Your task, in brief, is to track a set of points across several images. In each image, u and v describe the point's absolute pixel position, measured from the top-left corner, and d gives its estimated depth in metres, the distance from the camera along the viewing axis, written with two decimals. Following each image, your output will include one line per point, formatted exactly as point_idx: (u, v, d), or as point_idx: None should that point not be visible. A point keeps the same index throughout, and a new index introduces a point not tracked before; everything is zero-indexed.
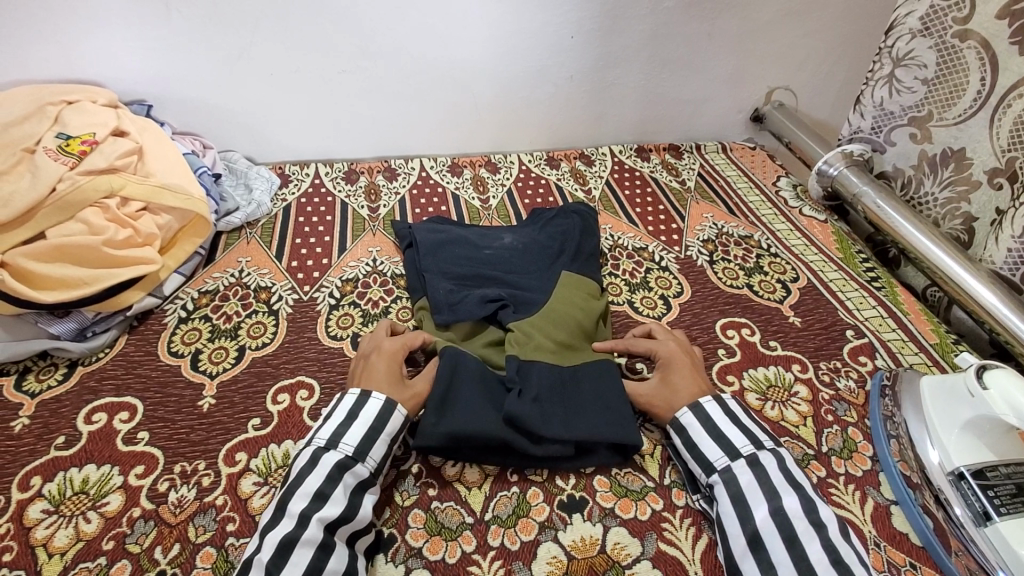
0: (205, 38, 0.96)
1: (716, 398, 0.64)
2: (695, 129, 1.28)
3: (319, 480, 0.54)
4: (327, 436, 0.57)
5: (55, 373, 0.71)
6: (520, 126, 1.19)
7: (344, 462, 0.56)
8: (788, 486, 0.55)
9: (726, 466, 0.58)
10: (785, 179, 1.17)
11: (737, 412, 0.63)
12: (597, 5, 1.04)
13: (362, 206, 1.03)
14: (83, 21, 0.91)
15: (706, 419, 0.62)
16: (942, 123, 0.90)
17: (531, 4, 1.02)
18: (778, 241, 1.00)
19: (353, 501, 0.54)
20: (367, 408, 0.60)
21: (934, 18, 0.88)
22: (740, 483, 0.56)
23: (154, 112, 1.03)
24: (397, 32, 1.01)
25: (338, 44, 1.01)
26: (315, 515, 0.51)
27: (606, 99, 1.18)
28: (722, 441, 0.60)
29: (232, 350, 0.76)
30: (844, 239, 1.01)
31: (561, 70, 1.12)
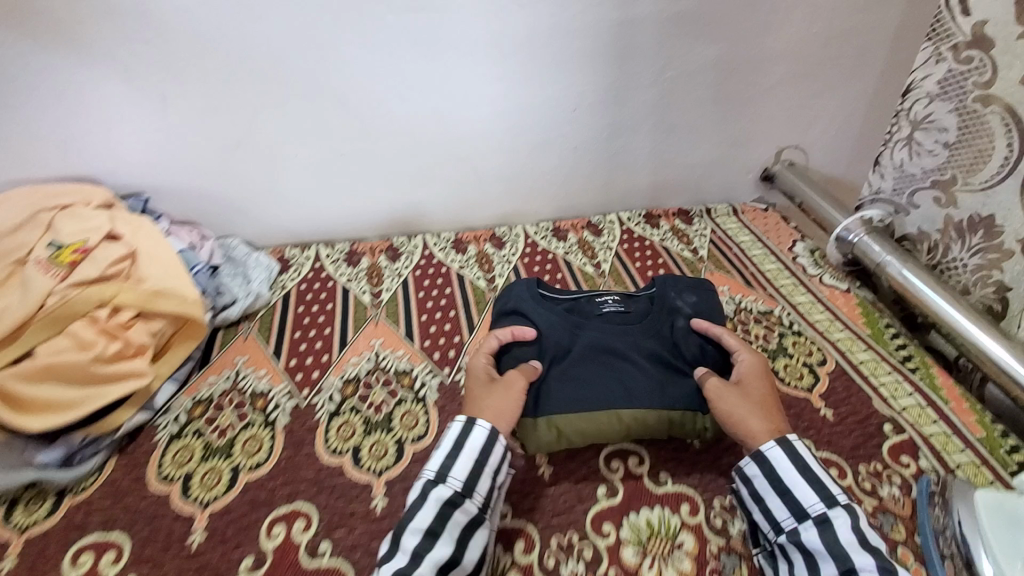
0: (208, 124, 0.95)
1: (783, 440, 0.65)
2: (705, 192, 1.24)
3: (430, 519, 0.59)
4: (435, 470, 0.63)
5: (43, 504, 0.67)
6: (526, 197, 1.17)
7: (453, 497, 0.61)
8: (863, 548, 0.57)
9: (793, 528, 0.61)
10: (802, 244, 1.12)
11: (804, 456, 0.63)
12: (600, 79, 1.02)
13: (364, 292, 1.00)
14: (85, 120, 0.91)
15: (773, 474, 0.63)
16: (967, 189, 0.92)
17: (534, 80, 1.00)
18: (801, 316, 0.95)
19: (461, 541, 0.59)
20: (472, 437, 0.65)
21: (953, 83, 0.89)
22: (810, 547, 0.59)
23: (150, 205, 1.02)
24: (401, 110, 1.00)
25: (340, 123, 0.99)
26: (433, 549, 0.57)
27: (614, 167, 1.15)
28: (789, 501, 0.62)
29: (225, 471, 0.71)
30: (861, 308, 0.97)
31: (566, 141, 1.09)
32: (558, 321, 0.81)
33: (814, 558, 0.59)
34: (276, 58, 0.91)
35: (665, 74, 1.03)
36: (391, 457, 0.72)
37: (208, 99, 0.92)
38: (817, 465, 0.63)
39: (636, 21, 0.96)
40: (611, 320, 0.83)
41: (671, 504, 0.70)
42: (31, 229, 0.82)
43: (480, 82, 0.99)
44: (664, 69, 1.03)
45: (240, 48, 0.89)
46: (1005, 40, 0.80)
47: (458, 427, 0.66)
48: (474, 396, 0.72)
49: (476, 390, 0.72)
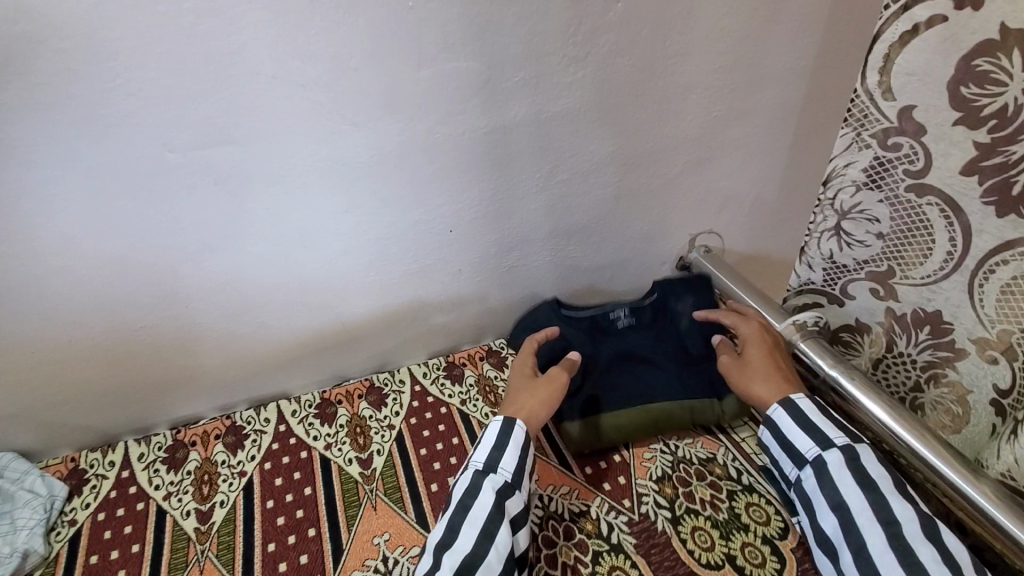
0: None
1: (786, 401, 0.73)
2: (622, 292, 1.08)
3: (485, 504, 0.65)
4: (484, 462, 0.69)
5: None
6: (410, 333, 0.95)
7: (502, 485, 0.66)
8: (856, 488, 0.64)
9: (797, 475, 0.69)
10: None
11: (806, 411, 0.71)
12: (470, 197, 0.83)
13: (188, 512, 0.74)
14: None
15: (777, 430, 0.72)
16: (907, 282, 0.75)
17: (387, 207, 0.80)
18: (748, 462, 0.80)
19: (511, 529, 0.64)
20: (517, 430, 0.72)
21: (882, 170, 0.72)
22: (809, 490, 0.67)
23: None
24: (230, 262, 0.77)
25: (144, 289, 0.75)
26: (490, 537, 0.62)
27: (509, 284, 0.96)
28: (792, 450, 0.70)
29: None
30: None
31: (444, 267, 0.89)
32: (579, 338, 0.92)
33: (815, 501, 0.67)
34: (18, 230, 0.66)
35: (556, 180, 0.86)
36: None
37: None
38: (818, 416, 0.70)
39: (507, 126, 0.79)
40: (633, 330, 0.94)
41: None
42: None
43: (316, 218, 0.78)
44: (546, 176, 0.85)
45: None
46: (939, 127, 0.64)
47: (502, 422, 0.73)
48: (515, 392, 0.80)
49: (517, 387, 0.81)
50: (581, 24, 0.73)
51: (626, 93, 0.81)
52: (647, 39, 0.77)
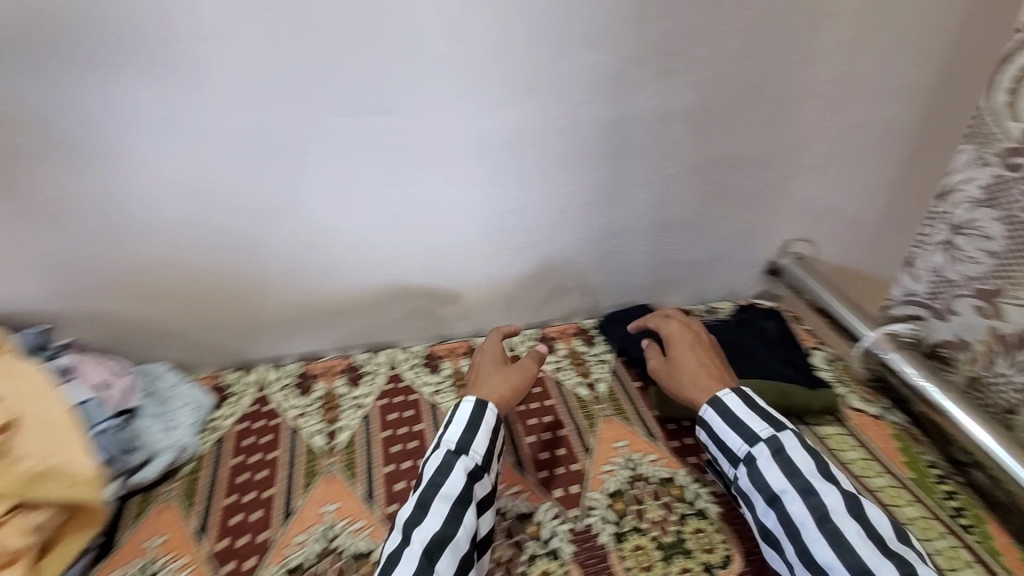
0: (132, 234, 0.81)
1: (712, 402, 0.75)
2: (706, 289, 1.11)
3: (459, 481, 0.66)
4: (455, 442, 0.70)
5: None
6: (511, 304, 1.02)
7: (473, 467, 0.68)
8: (791, 484, 0.65)
9: (737, 467, 0.71)
10: (817, 352, 1.02)
11: (736, 410, 0.73)
12: (588, 179, 0.90)
13: (316, 434, 0.84)
14: None
15: (716, 423, 0.74)
16: (1017, 302, 0.75)
17: (515, 181, 0.88)
18: (833, 456, 0.84)
19: (465, 507, 0.65)
20: (478, 413, 0.73)
21: (1002, 188, 0.75)
22: (745, 486, 0.69)
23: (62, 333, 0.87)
24: (368, 214, 0.87)
25: (296, 228, 0.86)
26: (462, 518, 0.64)
27: (608, 267, 1.02)
28: (726, 448, 0.73)
29: None
30: (886, 432, 0.89)
31: (553, 244, 0.97)
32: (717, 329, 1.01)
33: (758, 500, 0.68)
34: (214, 164, 0.78)
35: (658, 171, 0.92)
36: None
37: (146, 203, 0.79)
38: (743, 412, 0.73)
39: (631, 117, 0.85)
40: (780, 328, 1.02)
41: None
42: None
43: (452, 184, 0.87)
44: (660, 167, 0.92)
45: (180, 150, 0.76)
46: None
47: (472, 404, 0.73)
48: (481, 376, 0.82)
49: (486, 372, 0.82)
50: (709, 28, 0.80)
51: (744, 93, 0.87)
52: (770, 45, 0.83)
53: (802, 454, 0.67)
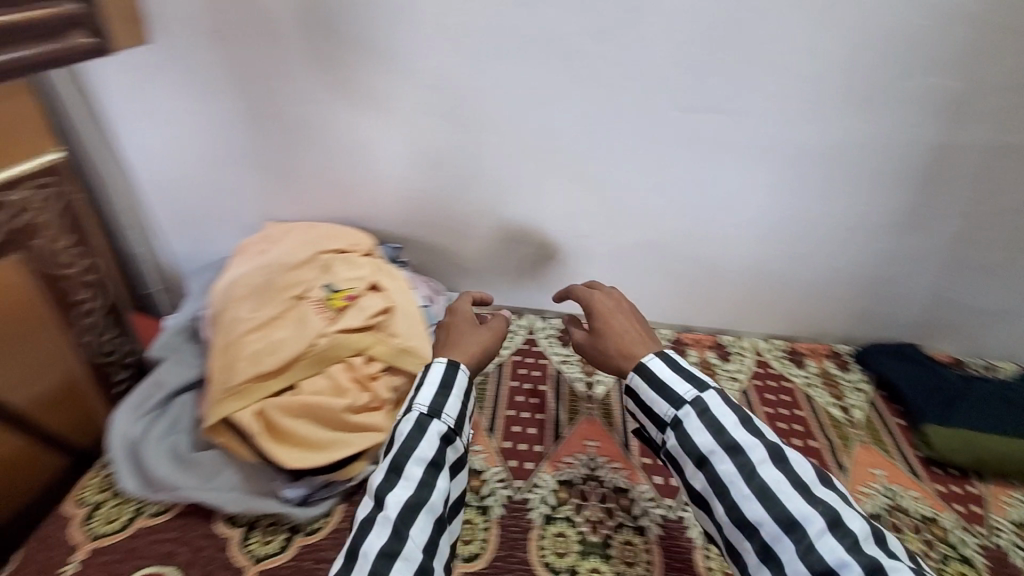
0: (248, 158, 0.97)
1: (637, 368, 0.64)
2: (746, 318, 1.08)
3: (432, 449, 0.59)
4: (427, 404, 0.61)
5: (87, 487, 0.77)
6: (544, 286, 1.07)
7: (448, 432, 0.60)
8: (710, 435, 0.57)
9: (675, 419, 0.59)
10: (857, 408, 0.95)
11: (671, 368, 0.62)
12: (639, 170, 0.92)
13: None
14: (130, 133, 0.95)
15: (652, 376, 0.62)
16: None
17: (567, 165, 0.92)
18: (893, 485, 0.83)
19: (427, 480, 0.57)
20: (434, 371, 0.64)
21: None
22: (693, 447, 0.57)
23: (177, 223, 1.06)
24: (569, 193, 0.95)
25: (476, 195, 0.97)
26: (434, 482, 0.57)
27: (644, 268, 1.04)
28: (666, 392, 0.61)
29: (129, 509, 0.74)
30: (941, 516, 0.79)
31: (595, 232, 0.99)
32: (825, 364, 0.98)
33: (705, 468, 0.56)
34: (321, 112, 0.90)
35: (831, 192, 0.91)
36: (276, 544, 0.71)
37: (385, 147, 0.93)
38: (666, 374, 0.62)
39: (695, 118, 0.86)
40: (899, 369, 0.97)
41: None
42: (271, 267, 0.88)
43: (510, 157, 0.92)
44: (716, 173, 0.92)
45: (553, 118, 0.87)
46: None
47: (445, 363, 0.65)
48: (455, 338, 0.71)
49: (457, 336, 0.71)
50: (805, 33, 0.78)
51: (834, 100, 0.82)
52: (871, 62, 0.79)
53: (727, 410, 0.57)
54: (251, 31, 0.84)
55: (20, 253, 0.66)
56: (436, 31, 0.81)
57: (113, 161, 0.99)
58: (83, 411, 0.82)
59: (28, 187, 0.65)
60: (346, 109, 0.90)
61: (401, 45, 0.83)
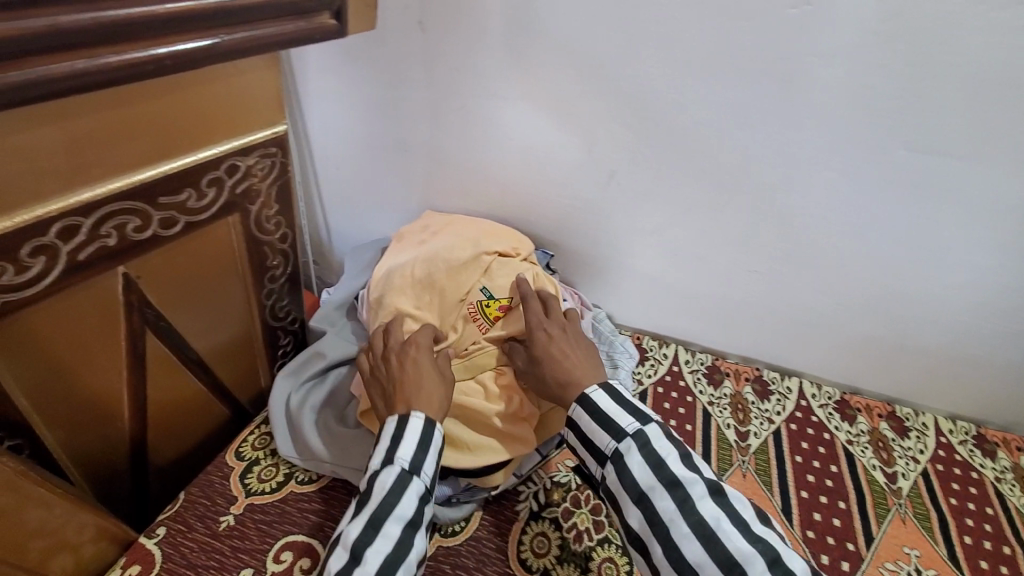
0: (427, 148, 0.98)
1: (580, 399, 0.67)
2: (925, 390, 0.96)
3: (411, 506, 0.60)
4: (409, 460, 0.63)
5: (249, 441, 0.81)
6: (695, 315, 1.03)
7: (424, 490, 0.63)
8: (664, 487, 0.57)
9: (614, 453, 0.62)
10: None
11: (607, 406, 0.66)
12: (842, 214, 0.83)
13: None
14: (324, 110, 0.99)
15: (592, 411, 0.65)
16: None
17: (759, 197, 0.85)
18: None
19: (407, 538, 0.58)
20: (407, 428, 0.65)
21: None
22: (628, 481, 0.59)
23: (346, 199, 1.10)
24: (752, 225, 0.88)
25: (649, 215, 0.93)
26: (411, 541, 0.59)
27: (814, 319, 0.95)
28: (609, 428, 0.63)
29: (282, 472, 0.77)
30: None
31: (769, 270, 0.92)
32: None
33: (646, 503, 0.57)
34: (508, 112, 0.89)
35: None
36: None
37: (565, 153, 0.91)
38: (611, 408, 0.65)
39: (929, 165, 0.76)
40: None
41: None
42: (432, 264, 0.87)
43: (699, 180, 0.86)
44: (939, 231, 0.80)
45: (758, 146, 0.81)
46: None
47: (394, 422, 0.66)
48: (424, 370, 0.72)
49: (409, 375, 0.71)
50: None
51: None
52: None
53: (667, 444, 0.61)
54: (456, 24, 0.83)
55: (236, 214, 0.70)
56: (655, 42, 0.76)
57: (301, 135, 1.04)
58: (248, 365, 0.87)
59: (258, 154, 0.69)
60: (534, 110, 0.88)
61: (613, 53, 0.79)
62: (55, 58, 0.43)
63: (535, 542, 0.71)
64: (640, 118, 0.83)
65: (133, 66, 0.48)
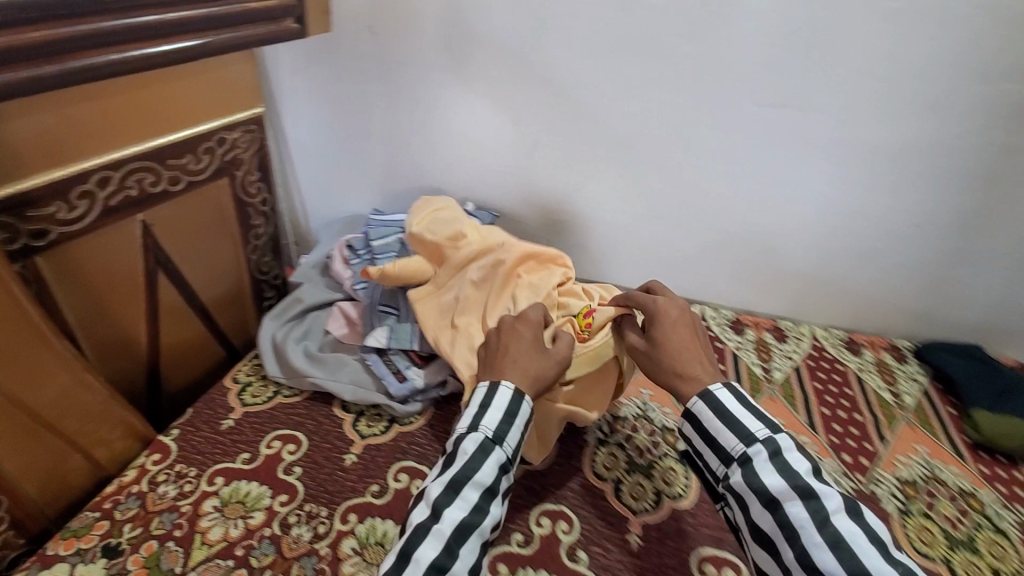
0: (383, 130, 1.18)
1: (704, 395, 0.65)
2: (808, 308, 1.14)
3: (491, 475, 0.62)
4: (493, 430, 0.65)
5: (242, 369, 0.99)
6: (615, 261, 1.21)
7: (504, 462, 0.64)
8: (773, 473, 0.58)
9: (742, 454, 0.61)
10: (914, 391, 0.98)
11: (727, 403, 0.64)
12: (714, 159, 1.02)
13: None
14: (298, 106, 1.20)
15: (717, 407, 0.64)
16: None
17: (648, 150, 1.05)
18: (962, 481, 0.83)
19: (478, 507, 0.60)
20: (494, 398, 0.67)
21: None
22: (762, 480, 0.58)
23: (319, 182, 1.30)
24: (649, 174, 1.07)
25: (566, 173, 1.12)
26: (489, 508, 0.61)
27: (709, 254, 1.13)
28: (735, 427, 0.62)
29: (271, 389, 0.95)
30: (978, 492, 0.81)
31: (667, 215, 1.11)
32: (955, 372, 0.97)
33: (776, 507, 0.56)
34: (447, 93, 1.09)
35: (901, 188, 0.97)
36: (379, 428, 0.89)
37: (494, 126, 1.10)
38: (738, 409, 0.63)
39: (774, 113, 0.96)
40: None
41: None
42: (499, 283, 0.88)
43: (602, 140, 1.06)
44: (791, 168, 1.00)
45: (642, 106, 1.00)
46: None
47: (485, 388, 0.68)
48: (509, 350, 0.73)
49: (515, 352, 0.72)
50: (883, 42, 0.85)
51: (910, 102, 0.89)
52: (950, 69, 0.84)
53: (799, 456, 0.59)
54: (400, 27, 1.04)
55: (226, 177, 0.91)
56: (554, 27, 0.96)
57: (280, 130, 1.24)
58: (239, 314, 1.06)
59: (241, 130, 0.90)
60: (465, 90, 1.08)
61: (523, 40, 0.99)
62: (99, 52, 0.63)
63: None
64: (549, 90, 1.03)
65: (150, 58, 0.69)
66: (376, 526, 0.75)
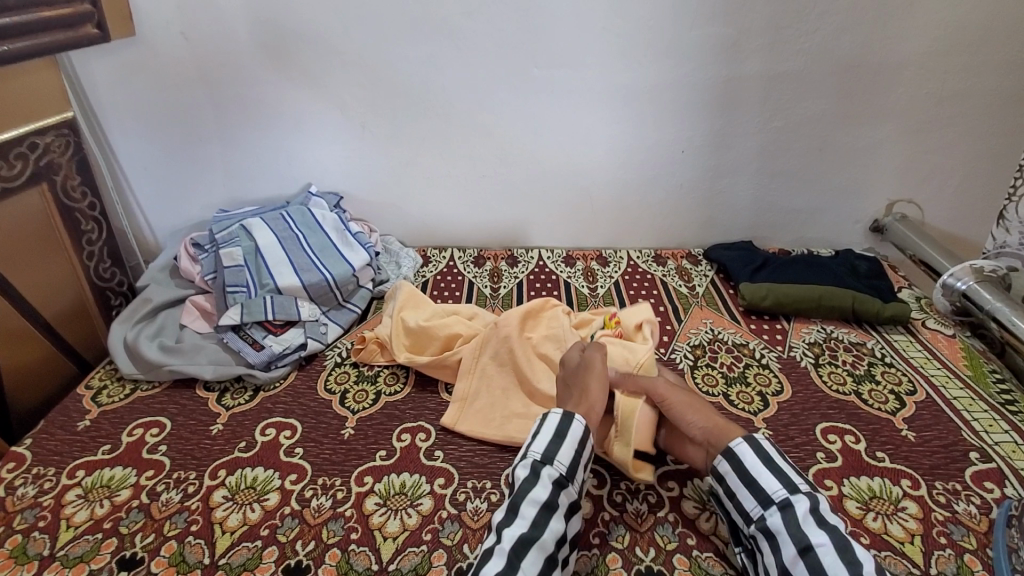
0: (215, 132, 1.22)
1: (749, 439, 0.72)
2: (624, 236, 1.34)
3: (546, 491, 0.67)
4: (542, 452, 0.70)
5: (95, 377, 0.99)
6: (459, 224, 1.34)
7: (561, 479, 0.68)
8: (823, 531, 0.61)
9: (784, 498, 0.65)
10: (702, 284, 1.21)
11: (770, 452, 0.70)
12: (518, 119, 1.18)
13: None
14: (120, 120, 1.20)
15: (762, 453, 0.70)
16: None
17: (463, 119, 1.19)
18: (743, 341, 1.04)
19: (541, 522, 0.64)
20: (546, 423, 0.74)
21: None
22: (797, 513, 0.63)
23: (158, 195, 1.30)
24: (468, 139, 1.21)
25: (397, 149, 1.23)
26: (547, 523, 0.64)
27: (535, 203, 1.29)
28: (781, 477, 0.67)
29: (128, 387, 0.96)
30: (748, 342, 1.04)
31: (492, 174, 1.26)
32: (728, 261, 1.21)
33: (809, 552, 0.60)
34: (272, 88, 1.16)
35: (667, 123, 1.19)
36: (243, 398, 0.94)
37: (322, 114, 1.19)
38: (780, 459, 0.69)
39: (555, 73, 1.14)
40: (792, 259, 1.19)
41: (427, 475, 0.80)
42: (517, 354, 0.93)
43: (420, 114, 1.18)
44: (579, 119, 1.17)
45: (448, 79, 1.14)
46: None
47: (538, 420, 0.76)
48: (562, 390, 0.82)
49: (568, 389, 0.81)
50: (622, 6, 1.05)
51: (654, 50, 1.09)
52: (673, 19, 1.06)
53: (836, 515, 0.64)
54: (211, 30, 1.10)
55: (45, 183, 0.92)
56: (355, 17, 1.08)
57: (105, 147, 1.23)
58: (88, 326, 1.05)
59: (53, 134, 0.93)
60: (288, 83, 1.16)
61: (331, 31, 1.09)
62: None
63: (339, 377, 0.98)
64: (364, 74, 1.14)
65: None
66: (246, 475, 0.81)
